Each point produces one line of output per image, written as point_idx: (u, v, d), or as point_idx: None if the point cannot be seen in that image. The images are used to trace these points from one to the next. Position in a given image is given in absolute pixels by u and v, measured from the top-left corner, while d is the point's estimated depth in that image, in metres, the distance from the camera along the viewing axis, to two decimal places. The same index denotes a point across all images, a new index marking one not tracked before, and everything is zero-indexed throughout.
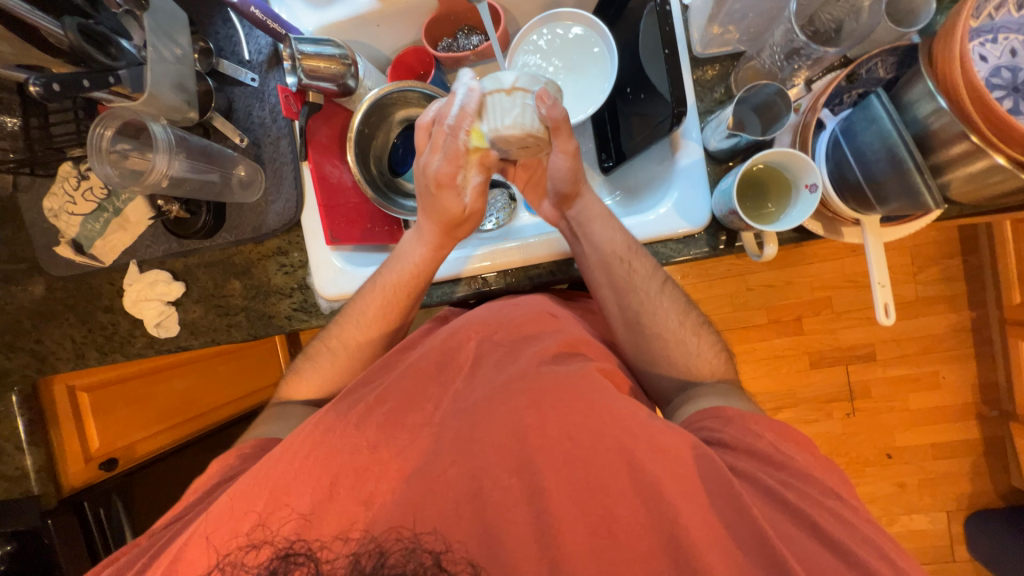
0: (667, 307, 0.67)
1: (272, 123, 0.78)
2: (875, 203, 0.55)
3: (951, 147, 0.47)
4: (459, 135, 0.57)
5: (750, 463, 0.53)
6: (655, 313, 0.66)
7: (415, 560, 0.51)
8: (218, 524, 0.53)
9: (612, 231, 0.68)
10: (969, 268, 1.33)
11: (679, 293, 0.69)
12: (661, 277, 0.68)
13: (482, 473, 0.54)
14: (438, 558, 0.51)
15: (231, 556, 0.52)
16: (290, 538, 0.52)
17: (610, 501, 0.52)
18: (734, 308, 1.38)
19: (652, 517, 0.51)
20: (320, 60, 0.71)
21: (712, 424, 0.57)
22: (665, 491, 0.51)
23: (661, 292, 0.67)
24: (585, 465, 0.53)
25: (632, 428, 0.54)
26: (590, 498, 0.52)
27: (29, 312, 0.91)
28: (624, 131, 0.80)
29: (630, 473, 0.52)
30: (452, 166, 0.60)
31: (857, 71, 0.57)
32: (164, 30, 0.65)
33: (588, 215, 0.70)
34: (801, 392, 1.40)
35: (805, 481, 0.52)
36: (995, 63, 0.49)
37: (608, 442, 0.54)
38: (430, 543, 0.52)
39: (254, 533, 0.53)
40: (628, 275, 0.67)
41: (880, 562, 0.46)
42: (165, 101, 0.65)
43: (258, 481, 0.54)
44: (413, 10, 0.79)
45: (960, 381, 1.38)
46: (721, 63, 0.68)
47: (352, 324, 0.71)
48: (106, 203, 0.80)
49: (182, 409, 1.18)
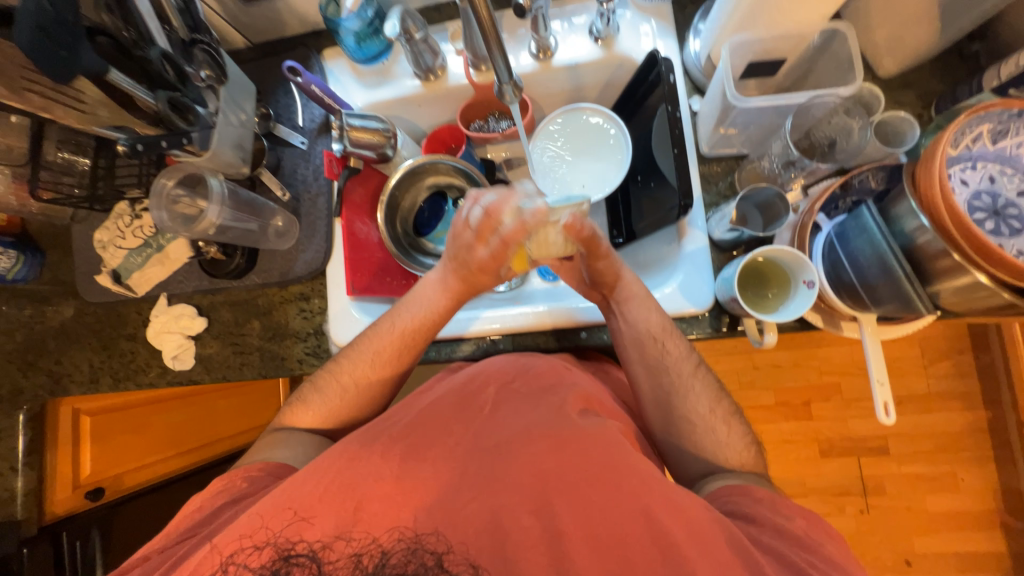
0: (698, 390, 0.66)
1: (314, 182, 0.86)
2: (870, 303, 0.58)
3: (939, 261, 0.50)
4: (510, 245, 0.64)
5: (778, 543, 0.52)
6: (684, 395, 0.66)
7: (415, 561, 0.51)
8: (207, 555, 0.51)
9: (648, 311, 0.68)
10: (981, 366, 1.32)
11: (711, 379, 0.68)
12: (695, 360, 0.68)
13: (502, 511, 0.53)
14: (441, 559, 0.51)
15: (235, 555, 0.51)
16: (292, 539, 0.52)
17: (625, 553, 0.50)
18: (741, 386, 1.37)
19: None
20: (367, 132, 0.79)
21: (740, 498, 0.57)
22: (682, 554, 0.49)
23: (695, 375, 0.67)
24: (602, 514, 0.52)
25: (647, 481, 0.53)
26: (606, 546, 0.50)
27: (55, 334, 0.94)
28: (636, 212, 0.86)
29: (643, 543, 0.50)
30: (494, 257, 0.67)
31: (850, 181, 0.62)
32: (235, 99, 0.75)
33: (628, 294, 0.70)
34: (811, 481, 1.35)
35: (823, 562, 0.51)
36: (974, 189, 0.54)
37: (626, 497, 0.52)
38: (432, 544, 0.51)
39: (258, 534, 0.52)
40: (661, 354, 0.67)
41: None
42: (225, 158, 0.73)
43: (271, 505, 0.53)
44: (453, 95, 0.89)
45: (980, 487, 1.32)
46: (726, 161, 0.75)
47: (358, 359, 0.71)
48: (152, 240, 0.86)
49: (181, 440, 1.20)
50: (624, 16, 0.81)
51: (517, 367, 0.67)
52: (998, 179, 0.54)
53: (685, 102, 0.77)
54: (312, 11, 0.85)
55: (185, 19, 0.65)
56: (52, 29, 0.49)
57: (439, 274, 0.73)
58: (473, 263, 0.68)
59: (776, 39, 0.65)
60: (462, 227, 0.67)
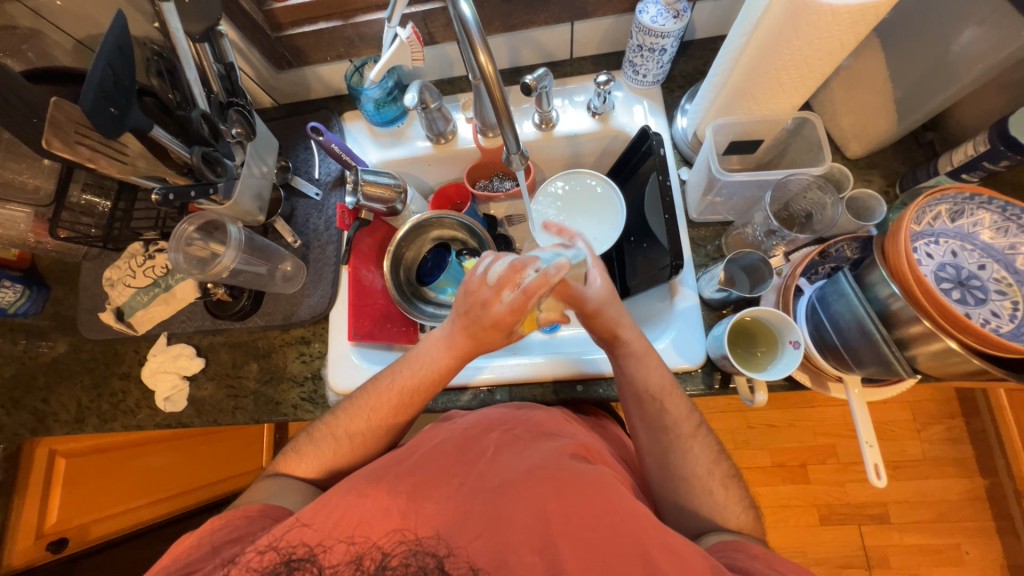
0: (697, 452, 0.65)
1: (324, 231, 0.90)
2: (853, 365, 0.60)
3: (911, 326, 0.54)
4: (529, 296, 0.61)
5: None
6: (684, 453, 0.65)
7: (416, 564, 0.51)
8: None
9: (647, 368, 0.67)
10: (973, 431, 1.33)
11: (710, 439, 0.67)
12: (694, 421, 0.67)
13: (505, 554, 0.51)
14: (441, 561, 0.51)
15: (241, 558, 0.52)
16: (293, 544, 0.53)
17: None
18: (736, 446, 1.36)
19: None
20: (379, 187, 0.84)
21: (735, 553, 0.56)
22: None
23: (693, 436, 0.66)
24: (602, 553, 0.50)
25: (645, 526, 0.52)
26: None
27: (47, 370, 0.92)
28: (631, 270, 0.90)
29: None
30: (511, 312, 0.63)
31: (828, 249, 0.67)
32: (259, 153, 0.81)
33: (629, 350, 0.69)
34: (812, 552, 1.30)
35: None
36: (938, 261, 0.59)
37: (627, 543, 0.51)
38: (432, 547, 0.52)
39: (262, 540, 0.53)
40: (661, 414, 0.67)
41: None
42: (244, 207, 0.78)
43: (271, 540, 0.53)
44: (460, 157, 0.96)
45: (985, 561, 1.27)
46: (713, 226, 0.81)
47: (357, 418, 0.70)
48: (162, 280, 0.88)
49: (164, 486, 1.16)
50: (619, 96, 0.90)
51: (514, 417, 0.67)
52: (960, 253, 0.59)
53: (675, 172, 0.84)
54: (337, 79, 0.94)
55: (224, 84, 0.73)
56: (110, 91, 0.54)
57: (441, 325, 0.72)
58: (487, 320, 0.65)
59: (755, 122, 0.73)
60: (476, 284, 0.65)
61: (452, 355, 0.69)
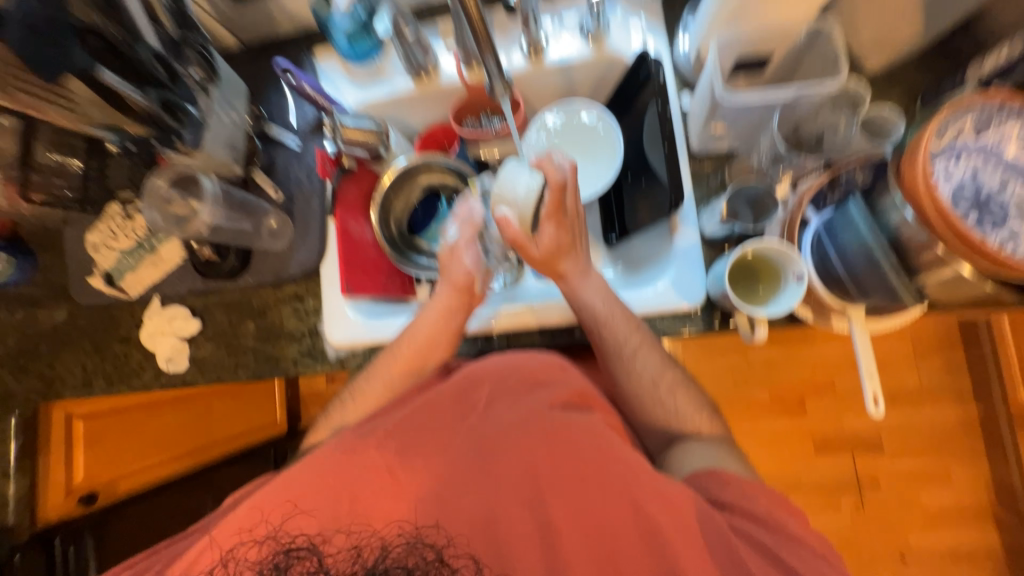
0: (646, 369, 0.67)
1: (307, 182, 0.86)
2: (857, 295, 0.59)
3: (922, 254, 0.52)
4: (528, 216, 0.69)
5: (748, 529, 0.53)
6: (629, 372, 0.68)
7: (417, 554, 0.54)
8: (241, 522, 0.56)
9: (587, 301, 0.68)
10: (972, 361, 1.33)
11: (663, 355, 0.68)
12: (642, 340, 0.67)
13: (495, 505, 0.55)
14: (441, 552, 0.55)
15: (234, 552, 0.55)
16: (292, 534, 0.55)
17: (614, 538, 0.53)
18: (735, 383, 1.38)
19: (654, 559, 0.52)
20: (359, 132, 0.80)
21: (712, 483, 0.57)
22: (669, 545, 0.52)
23: (638, 353, 0.67)
24: (591, 503, 0.54)
25: (636, 473, 0.54)
26: (596, 533, 0.54)
27: (47, 337, 0.93)
28: (630, 209, 0.86)
29: None
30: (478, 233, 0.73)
31: (838, 176, 0.63)
32: (227, 98, 0.75)
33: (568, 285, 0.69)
34: (805, 478, 1.36)
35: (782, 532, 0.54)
36: (958, 180, 0.55)
37: (614, 484, 0.52)
38: (432, 537, 0.55)
39: (258, 529, 0.56)
40: (605, 343, 0.68)
41: None
42: (218, 159, 0.74)
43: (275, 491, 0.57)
44: (445, 95, 0.90)
45: (971, 481, 1.33)
46: (717, 158, 0.76)
47: (370, 376, 0.74)
48: (145, 241, 0.86)
49: (184, 441, 1.18)
50: (614, 15, 0.82)
51: (510, 364, 0.63)
52: (982, 172, 0.55)
53: (675, 100, 0.78)
54: (304, 10, 0.86)
55: (178, 20, 0.66)
56: (43, 30, 0.51)
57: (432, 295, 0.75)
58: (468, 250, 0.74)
59: (763, 36, 0.66)
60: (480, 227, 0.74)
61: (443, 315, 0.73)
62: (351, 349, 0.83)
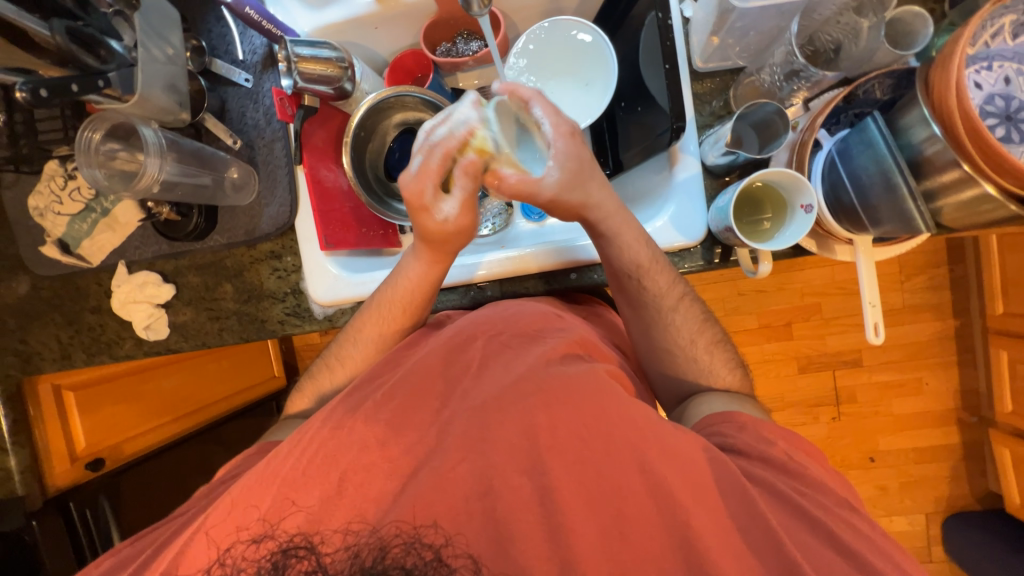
0: (681, 322, 0.65)
1: (266, 126, 0.77)
2: (868, 225, 0.56)
3: (942, 175, 0.48)
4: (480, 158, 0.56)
5: (766, 472, 0.51)
6: (666, 327, 0.65)
7: (415, 556, 0.46)
8: (225, 516, 0.50)
9: (626, 246, 0.62)
10: (955, 277, 1.35)
11: (697, 306, 0.66)
12: (679, 291, 0.65)
13: (493, 473, 0.50)
14: (439, 552, 0.46)
15: (232, 550, 0.48)
16: (291, 531, 0.48)
17: (620, 499, 0.49)
18: (726, 313, 1.40)
19: (665, 519, 0.48)
20: (316, 63, 0.70)
21: (726, 429, 0.56)
22: (683, 509, 0.48)
23: (678, 307, 0.65)
24: (595, 465, 0.50)
25: (640, 429, 0.51)
26: (600, 495, 0.49)
27: (13, 312, 0.87)
28: (623, 140, 0.80)
29: (640, 474, 0.50)
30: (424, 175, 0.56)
31: (855, 92, 0.58)
32: (157, 29, 0.63)
33: (606, 227, 0.61)
34: (790, 396, 1.43)
35: (793, 478, 0.52)
36: (988, 91, 0.50)
37: (618, 434, 0.51)
38: (431, 536, 0.47)
39: (254, 527, 0.49)
40: (643, 291, 0.64)
41: (852, 548, 0.46)
42: (158, 103, 0.63)
43: (260, 478, 0.51)
44: (412, 13, 0.77)
45: (943, 389, 1.41)
46: (720, 77, 0.68)
47: (361, 332, 0.69)
48: (95, 203, 0.78)
49: (183, 403, 1.17)
50: None
51: (504, 318, 0.63)
52: (1015, 79, 0.51)
53: (676, 6, 0.68)
54: None
55: None
56: None
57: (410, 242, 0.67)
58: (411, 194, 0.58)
59: None
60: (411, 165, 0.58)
61: (426, 270, 0.66)
62: (339, 306, 0.79)
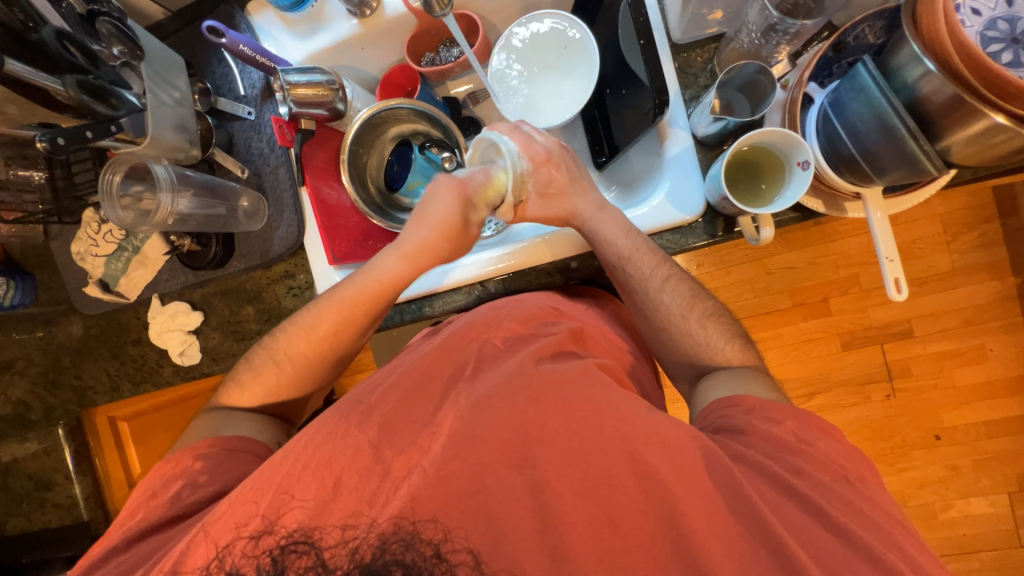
0: (670, 302, 0.66)
1: (270, 153, 0.81)
2: (872, 175, 0.53)
3: (945, 110, 0.45)
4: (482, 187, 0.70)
5: (764, 455, 0.51)
6: (657, 307, 0.66)
7: (414, 552, 0.46)
8: (221, 516, 0.49)
9: (610, 233, 0.68)
10: (1008, 231, 1.25)
11: (686, 286, 0.67)
12: (666, 273, 0.66)
13: (484, 469, 0.49)
14: (438, 548, 0.47)
15: (232, 549, 0.48)
16: (292, 529, 0.48)
17: (612, 493, 0.48)
18: (754, 294, 1.33)
19: (660, 513, 0.48)
20: (310, 87, 0.73)
21: (730, 412, 0.55)
22: (674, 497, 0.47)
23: (663, 288, 0.66)
24: (587, 459, 0.50)
25: (630, 421, 0.51)
26: (592, 491, 0.48)
27: (69, 350, 0.93)
28: (616, 124, 0.78)
29: (632, 467, 0.49)
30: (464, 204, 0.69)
31: (843, 40, 0.56)
32: (161, 75, 0.70)
33: (592, 217, 0.70)
34: (833, 375, 1.34)
35: (801, 461, 0.50)
36: (988, 15, 0.47)
37: (609, 429, 0.51)
38: (429, 532, 0.47)
39: (253, 524, 0.49)
40: (628, 278, 0.67)
41: (856, 526, 0.45)
42: (169, 143, 0.69)
43: (252, 489, 0.50)
44: (395, 28, 0.81)
45: (1008, 355, 1.29)
46: (704, 47, 0.67)
47: (308, 318, 0.69)
48: (126, 242, 0.85)
49: None
50: None
51: (500, 316, 0.66)
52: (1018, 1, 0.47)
53: None
54: None
55: None
56: None
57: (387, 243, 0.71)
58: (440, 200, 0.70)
59: None
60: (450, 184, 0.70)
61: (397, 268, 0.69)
62: None
